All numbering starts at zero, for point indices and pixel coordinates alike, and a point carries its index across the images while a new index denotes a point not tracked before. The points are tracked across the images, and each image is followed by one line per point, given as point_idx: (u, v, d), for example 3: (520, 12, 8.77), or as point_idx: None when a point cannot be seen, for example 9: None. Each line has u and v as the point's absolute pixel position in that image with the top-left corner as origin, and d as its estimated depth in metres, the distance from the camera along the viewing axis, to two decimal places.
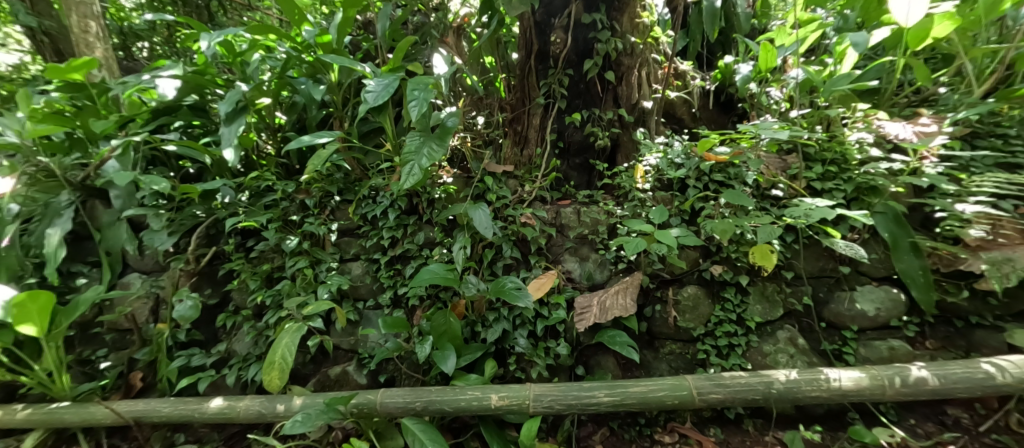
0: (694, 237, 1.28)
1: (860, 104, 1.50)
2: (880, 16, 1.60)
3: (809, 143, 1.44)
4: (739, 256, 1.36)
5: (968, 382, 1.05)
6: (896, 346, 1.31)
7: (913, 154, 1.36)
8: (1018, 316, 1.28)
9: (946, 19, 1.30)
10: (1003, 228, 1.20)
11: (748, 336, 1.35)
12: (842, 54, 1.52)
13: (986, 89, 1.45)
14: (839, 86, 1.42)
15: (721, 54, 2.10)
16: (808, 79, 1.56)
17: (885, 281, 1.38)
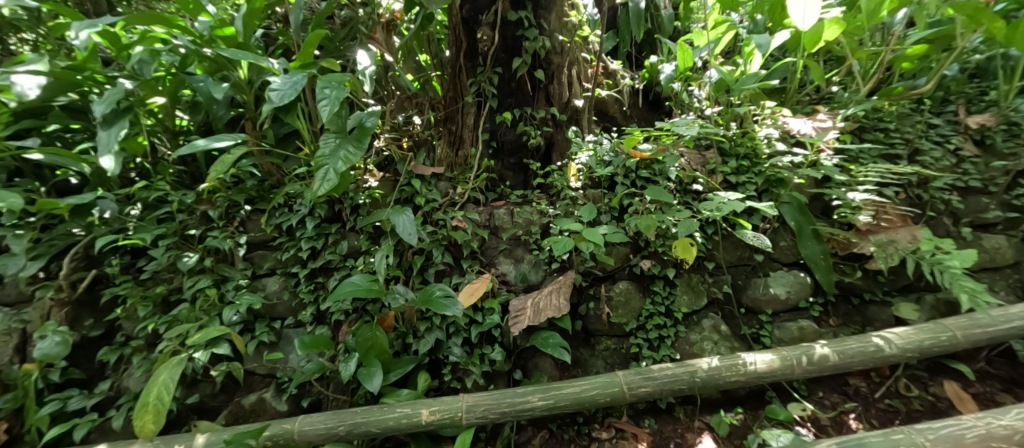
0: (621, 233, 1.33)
1: (768, 102, 1.60)
2: (782, 21, 1.67)
3: (723, 139, 1.52)
4: (665, 249, 1.40)
5: (862, 355, 1.17)
6: (804, 326, 1.42)
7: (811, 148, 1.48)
8: (902, 290, 1.44)
9: (833, 24, 1.42)
10: (886, 214, 1.37)
11: (676, 326, 1.40)
12: (751, 55, 1.63)
13: (869, 88, 1.62)
14: (746, 85, 1.53)
15: (649, 55, 2.16)
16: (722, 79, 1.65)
17: (794, 266, 1.49)
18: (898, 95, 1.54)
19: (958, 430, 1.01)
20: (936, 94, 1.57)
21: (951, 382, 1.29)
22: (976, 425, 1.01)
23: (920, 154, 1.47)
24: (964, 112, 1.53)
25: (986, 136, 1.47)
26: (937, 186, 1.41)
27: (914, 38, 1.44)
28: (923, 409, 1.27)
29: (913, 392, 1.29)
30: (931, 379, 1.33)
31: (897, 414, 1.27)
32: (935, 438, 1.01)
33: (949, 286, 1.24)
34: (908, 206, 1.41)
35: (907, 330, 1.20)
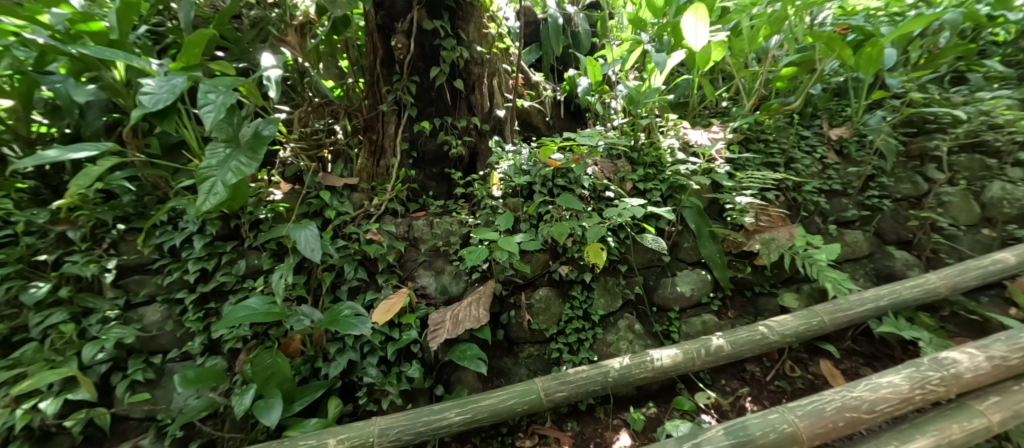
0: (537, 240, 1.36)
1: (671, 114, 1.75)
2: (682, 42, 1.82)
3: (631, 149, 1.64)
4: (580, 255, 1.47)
5: (750, 343, 1.31)
6: (707, 320, 1.55)
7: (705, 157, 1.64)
8: (785, 282, 1.63)
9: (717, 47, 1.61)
10: (767, 213, 1.56)
11: (594, 329, 1.47)
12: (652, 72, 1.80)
13: (753, 104, 1.79)
14: (648, 99, 1.65)
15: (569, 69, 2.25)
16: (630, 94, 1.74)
17: (697, 265, 1.62)
18: (772, 111, 1.74)
19: (820, 404, 1.16)
20: (805, 110, 1.80)
21: (826, 361, 1.50)
22: (833, 398, 1.16)
23: (794, 162, 1.68)
24: (828, 126, 1.76)
25: (844, 146, 1.70)
26: (808, 189, 1.61)
27: (785, 61, 1.65)
28: (804, 387, 1.46)
29: (797, 373, 1.48)
30: (811, 358, 1.54)
31: (784, 394, 1.45)
32: (802, 414, 1.15)
33: (818, 277, 1.47)
34: (785, 207, 1.61)
35: (785, 317, 1.37)
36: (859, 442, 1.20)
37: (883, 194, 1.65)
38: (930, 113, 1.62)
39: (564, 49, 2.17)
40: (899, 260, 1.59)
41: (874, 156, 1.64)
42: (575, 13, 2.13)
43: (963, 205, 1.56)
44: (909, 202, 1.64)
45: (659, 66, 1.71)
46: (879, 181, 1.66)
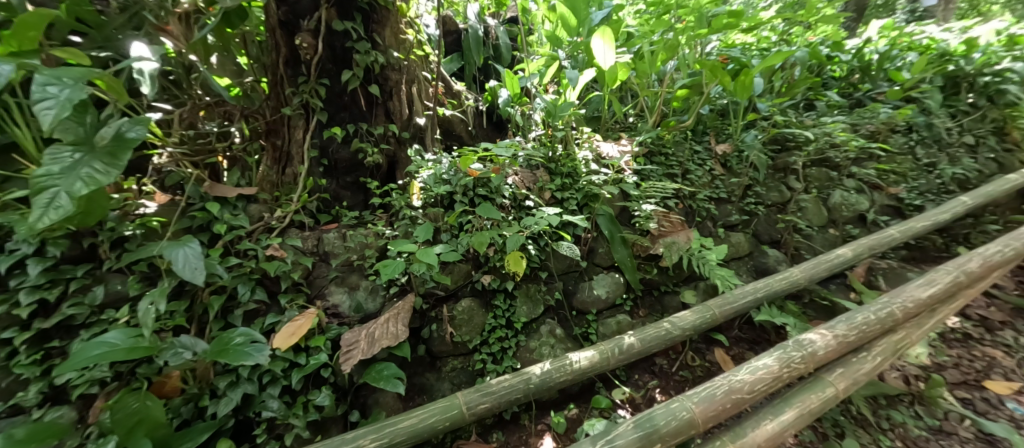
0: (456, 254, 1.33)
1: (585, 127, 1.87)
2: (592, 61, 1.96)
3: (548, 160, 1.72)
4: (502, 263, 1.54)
5: (657, 339, 1.42)
6: (620, 320, 1.68)
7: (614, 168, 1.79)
8: (686, 280, 1.80)
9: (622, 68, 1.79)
10: (669, 219, 1.72)
11: (517, 336, 1.55)
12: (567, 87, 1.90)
13: (655, 120, 1.96)
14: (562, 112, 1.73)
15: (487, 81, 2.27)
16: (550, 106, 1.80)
17: (612, 268, 1.75)
18: (671, 128, 1.94)
19: (713, 390, 1.31)
20: (697, 127, 2.01)
21: (719, 350, 1.71)
22: (723, 384, 1.32)
23: (689, 173, 1.87)
24: (715, 142, 1.99)
25: (727, 160, 1.93)
26: (701, 197, 1.81)
27: (678, 83, 1.86)
28: (702, 374, 1.66)
29: (696, 362, 1.68)
30: (707, 347, 1.73)
31: (686, 382, 1.63)
32: (698, 400, 1.28)
33: (709, 275, 1.67)
34: (683, 214, 1.80)
35: (685, 313, 1.51)
36: (744, 419, 1.37)
37: (758, 201, 1.90)
38: (789, 133, 1.93)
39: (485, 60, 2.20)
40: (771, 257, 1.84)
41: (749, 169, 1.89)
42: (494, 26, 2.16)
43: (815, 209, 1.87)
44: (777, 207, 1.91)
45: (572, 82, 1.84)
46: (754, 190, 1.90)
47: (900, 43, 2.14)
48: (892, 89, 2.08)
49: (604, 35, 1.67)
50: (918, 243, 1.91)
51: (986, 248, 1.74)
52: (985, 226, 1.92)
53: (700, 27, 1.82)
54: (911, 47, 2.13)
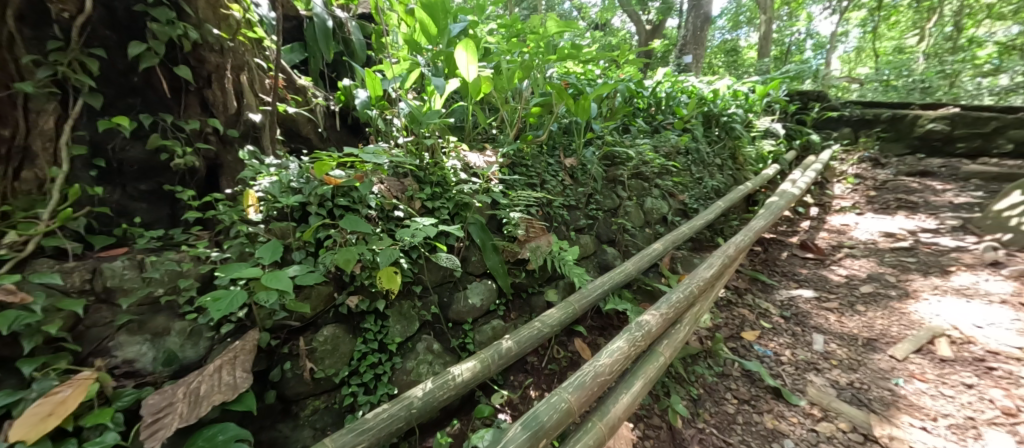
0: (315, 274, 1.31)
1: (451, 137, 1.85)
2: (455, 71, 1.99)
3: (417, 168, 1.67)
4: (372, 281, 1.46)
5: (531, 339, 1.50)
6: (495, 325, 1.71)
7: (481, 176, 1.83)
8: (550, 280, 1.95)
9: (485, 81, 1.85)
10: (533, 226, 1.84)
11: (392, 359, 1.46)
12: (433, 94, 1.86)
13: (514, 134, 2.11)
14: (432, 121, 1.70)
15: (340, 77, 2.11)
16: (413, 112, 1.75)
17: (485, 275, 1.78)
18: (529, 141, 2.12)
19: (582, 378, 1.44)
20: (549, 142, 2.23)
21: (579, 339, 1.91)
22: (590, 370, 1.46)
23: (546, 183, 2.06)
24: (563, 156, 2.25)
25: (574, 172, 2.21)
26: (556, 205, 2.02)
27: (534, 101, 2.07)
28: (567, 365, 1.83)
29: (561, 354, 1.85)
30: (569, 339, 1.92)
31: (555, 374, 1.78)
32: (573, 390, 1.40)
33: (567, 273, 1.85)
34: (544, 220, 1.96)
35: (551, 311, 1.63)
36: (605, 397, 1.55)
37: (598, 207, 2.21)
38: (619, 151, 2.36)
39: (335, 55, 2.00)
40: (610, 254, 2.16)
41: (591, 180, 2.21)
42: (346, 19, 1.97)
43: (636, 213, 2.29)
44: (611, 212, 2.26)
45: (438, 89, 1.82)
46: (594, 197, 2.22)
47: (673, 86, 2.95)
48: (675, 120, 2.81)
49: (467, 47, 1.70)
50: (697, 236, 2.57)
51: (737, 237, 2.38)
52: (731, 222, 2.72)
53: (548, 53, 2.05)
54: (682, 91, 2.97)
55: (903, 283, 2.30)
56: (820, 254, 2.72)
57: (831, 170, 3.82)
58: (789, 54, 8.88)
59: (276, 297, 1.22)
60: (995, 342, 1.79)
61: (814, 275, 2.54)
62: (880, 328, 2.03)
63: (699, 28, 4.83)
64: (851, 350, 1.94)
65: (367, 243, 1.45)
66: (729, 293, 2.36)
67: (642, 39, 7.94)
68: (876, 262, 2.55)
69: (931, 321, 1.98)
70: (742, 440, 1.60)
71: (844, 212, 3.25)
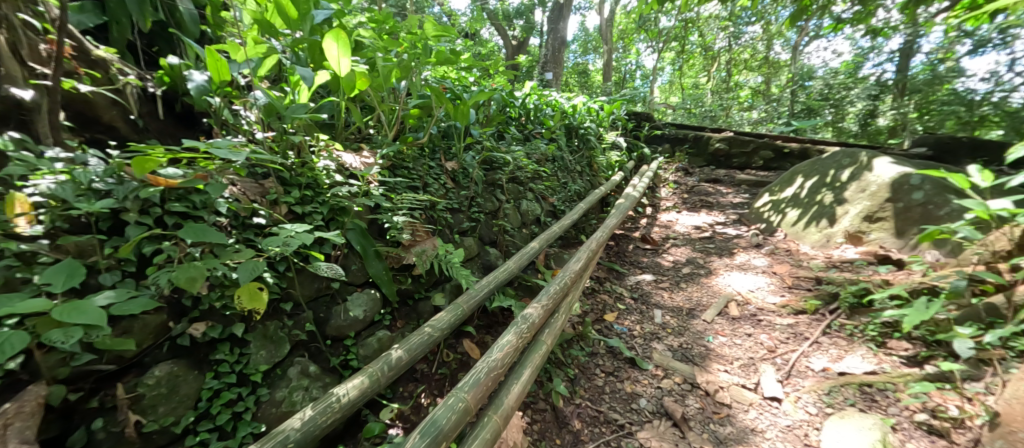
0: (142, 300, 1.02)
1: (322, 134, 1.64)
2: (323, 62, 1.79)
3: (281, 168, 1.45)
4: (226, 303, 1.20)
5: (422, 345, 1.37)
6: (381, 336, 1.54)
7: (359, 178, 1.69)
8: (435, 285, 1.85)
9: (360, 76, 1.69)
10: (416, 230, 1.78)
11: (256, 391, 1.22)
12: (298, 85, 1.63)
13: (393, 134, 1.99)
14: (298, 115, 1.49)
15: (166, 53, 1.71)
16: (270, 104, 1.49)
17: (367, 284, 1.62)
18: (409, 143, 2.02)
19: (477, 375, 1.34)
20: (429, 145, 2.19)
21: (466, 340, 1.87)
22: (484, 366, 1.38)
23: (428, 186, 1.99)
24: (444, 160, 2.23)
25: (456, 175, 2.22)
26: (440, 208, 1.95)
27: (412, 102, 1.97)
28: (458, 366, 1.79)
29: (450, 357, 1.80)
30: (457, 341, 1.85)
31: (446, 378, 1.72)
32: (469, 389, 1.30)
33: (454, 275, 1.73)
34: (428, 224, 1.88)
35: (441, 313, 1.51)
36: (496, 392, 1.46)
37: (479, 209, 2.25)
38: (496, 157, 2.48)
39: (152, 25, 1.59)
40: (492, 254, 2.20)
41: (472, 184, 2.24)
42: None
43: (513, 214, 2.42)
44: (491, 214, 2.32)
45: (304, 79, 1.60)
46: (476, 200, 2.25)
47: (537, 98, 3.28)
48: (543, 130, 3.17)
49: (340, 38, 1.51)
50: (566, 237, 2.87)
51: (598, 234, 2.68)
52: (590, 220, 3.13)
53: (425, 55, 1.94)
54: (545, 103, 3.33)
55: (708, 264, 2.90)
56: (655, 245, 3.29)
57: (660, 178, 4.68)
58: (623, 80, 10.76)
59: (80, 334, 0.90)
60: (764, 298, 2.35)
61: (652, 262, 3.04)
62: (697, 298, 2.50)
63: (557, 49, 5.75)
64: (680, 319, 2.32)
65: (220, 260, 1.16)
66: (592, 281, 2.61)
67: (508, 51, 8.64)
68: (689, 248, 3.20)
69: (729, 289, 2.53)
70: (610, 407, 1.71)
71: (668, 211, 4.01)
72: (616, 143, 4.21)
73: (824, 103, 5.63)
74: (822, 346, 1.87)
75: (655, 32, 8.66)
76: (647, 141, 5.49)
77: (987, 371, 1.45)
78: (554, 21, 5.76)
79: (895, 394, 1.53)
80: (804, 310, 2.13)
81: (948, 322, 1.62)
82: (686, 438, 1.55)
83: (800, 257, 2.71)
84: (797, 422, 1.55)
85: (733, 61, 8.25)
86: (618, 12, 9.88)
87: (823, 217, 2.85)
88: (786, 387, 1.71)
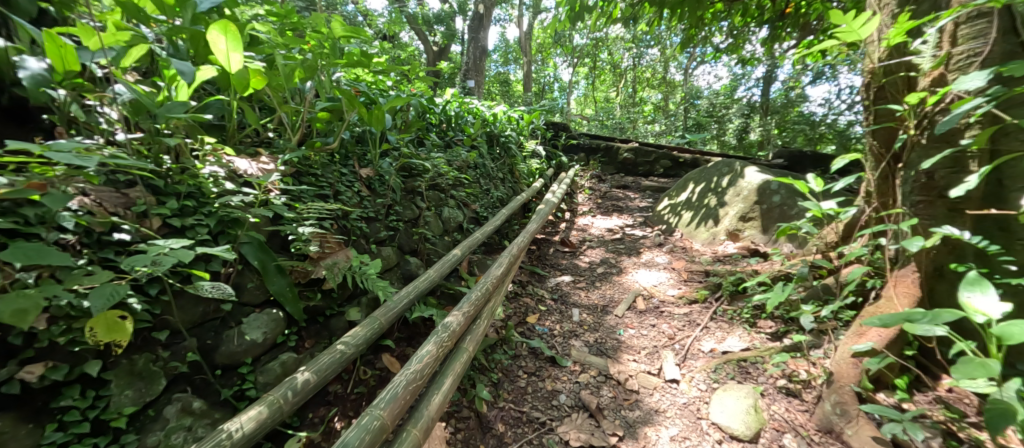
0: None
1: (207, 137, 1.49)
2: (209, 56, 1.58)
3: (151, 175, 1.28)
4: (73, 338, 1.02)
5: (333, 364, 1.28)
6: (285, 360, 1.42)
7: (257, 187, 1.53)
8: (349, 299, 1.72)
9: (254, 74, 1.55)
10: (327, 241, 1.62)
11: (120, 439, 1.06)
12: (174, 79, 1.38)
13: (297, 139, 1.89)
14: (173, 114, 1.28)
15: None
16: (138, 100, 1.30)
17: (266, 304, 1.47)
18: (317, 148, 1.93)
19: (394, 389, 1.27)
20: (341, 151, 2.13)
21: (387, 355, 1.71)
22: (401, 379, 1.31)
23: (340, 194, 1.91)
24: (358, 166, 2.17)
25: (371, 183, 2.16)
26: (354, 217, 1.88)
27: (319, 105, 1.87)
28: None
29: None
30: (376, 356, 1.70)
31: None
32: (385, 405, 1.23)
33: (371, 288, 1.65)
34: (339, 234, 1.77)
35: (354, 329, 1.43)
36: (417, 405, 1.41)
37: (398, 218, 2.21)
38: (414, 163, 2.46)
39: None
40: (413, 263, 2.16)
41: (389, 191, 2.20)
42: None
43: (435, 222, 2.43)
44: (411, 222, 2.29)
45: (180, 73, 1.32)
46: (395, 208, 2.21)
47: (457, 105, 3.32)
48: (464, 137, 3.23)
49: (228, 31, 1.36)
50: (489, 242, 2.94)
51: (519, 239, 2.75)
52: (512, 226, 3.25)
53: (334, 57, 1.85)
54: (466, 111, 3.38)
55: (619, 263, 3.16)
56: (573, 247, 3.51)
57: (577, 184, 4.99)
58: (543, 90, 11.25)
59: None
60: (665, 291, 2.64)
61: (570, 264, 3.23)
62: (610, 295, 2.72)
63: (478, 57, 5.86)
64: (595, 315, 2.50)
65: (63, 285, 0.99)
66: (514, 286, 2.70)
67: (430, 57, 8.63)
68: (603, 250, 3.46)
69: (637, 284, 2.80)
70: (532, 406, 1.79)
71: (585, 215, 4.29)
72: (537, 152, 4.43)
73: (710, 120, 6.46)
74: (710, 330, 2.16)
75: (570, 47, 9.21)
76: (565, 149, 5.83)
77: (824, 339, 1.79)
78: (475, 29, 5.86)
79: (763, 365, 1.81)
80: (696, 299, 2.44)
81: (798, 302, 1.97)
82: (600, 425, 1.68)
83: (693, 253, 3.08)
84: (692, 398, 1.77)
85: (637, 78, 9.11)
86: (536, 26, 10.35)
87: (709, 218, 3.27)
88: (682, 369, 1.94)
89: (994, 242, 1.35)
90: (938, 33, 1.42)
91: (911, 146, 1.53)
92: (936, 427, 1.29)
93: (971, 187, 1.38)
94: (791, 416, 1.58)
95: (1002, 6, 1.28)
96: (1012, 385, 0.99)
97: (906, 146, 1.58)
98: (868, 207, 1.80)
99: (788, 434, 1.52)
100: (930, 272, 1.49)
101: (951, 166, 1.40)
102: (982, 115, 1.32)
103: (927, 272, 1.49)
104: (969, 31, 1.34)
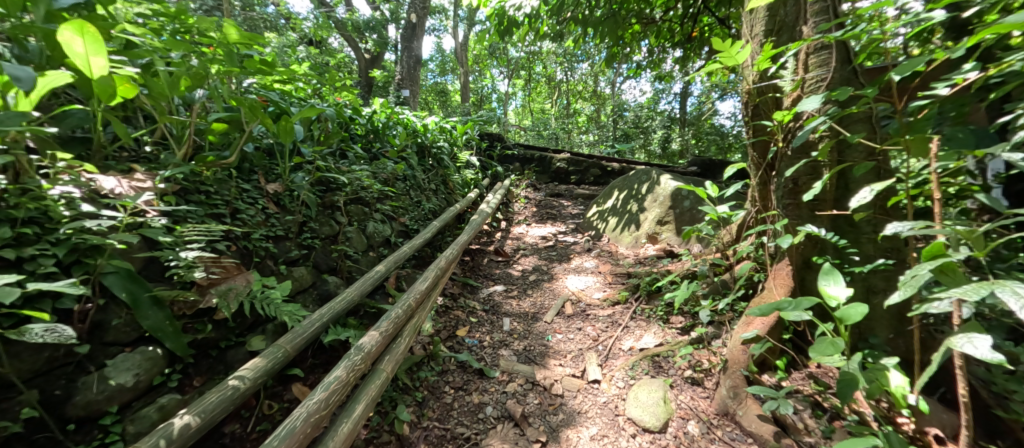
0: None
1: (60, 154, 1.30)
2: (67, 60, 1.38)
3: None
4: None
5: (221, 404, 1.17)
6: (164, 403, 1.26)
7: (126, 209, 1.36)
8: (249, 328, 1.59)
9: (122, 81, 1.39)
10: (218, 266, 1.49)
11: None
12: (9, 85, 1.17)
13: (185, 153, 1.72)
14: (7, 127, 1.07)
15: None
16: None
17: (140, 342, 1.31)
18: (209, 163, 1.76)
19: (291, 424, 1.18)
20: (242, 165, 1.97)
21: (297, 384, 1.60)
22: (301, 411, 1.22)
23: (239, 213, 1.76)
24: (264, 181, 2.01)
25: (280, 199, 2.01)
26: (257, 236, 1.74)
27: (213, 116, 1.72)
28: None
29: None
30: (285, 388, 1.59)
31: None
32: (280, 441, 1.13)
33: (276, 314, 1.54)
34: (236, 257, 1.64)
35: (252, 361, 1.31)
36: (322, 437, 1.32)
37: (313, 235, 2.08)
38: (330, 177, 2.34)
39: None
40: (331, 283, 2.04)
41: (302, 207, 2.07)
42: None
43: (357, 237, 2.32)
44: (329, 239, 2.17)
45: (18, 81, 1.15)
46: (309, 225, 2.08)
47: (391, 117, 3.24)
48: (391, 148, 3.11)
49: (85, 32, 1.20)
50: (419, 254, 2.87)
51: (450, 250, 2.71)
52: (445, 237, 3.19)
53: (233, 64, 1.69)
54: (398, 121, 3.30)
55: (551, 270, 3.24)
56: (507, 256, 3.54)
57: (513, 194, 5.07)
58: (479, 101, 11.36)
59: None
60: (591, 294, 2.75)
61: (504, 273, 3.25)
62: (541, 302, 2.77)
63: (412, 67, 5.77)
64: (525, 323, 2.53)
65: None
66: (445, 299, 2.66)
67: (361, 65, 8.32)
68: (536, 257, 3.53)
69: (568, 289, 2.90)
70: (457, 422, 1.77)
71: (519, 224, 4.35)
72: (471, 162, 4.45)
73: (637, 131, 6.93)
74: (630, 329, 2.28)
75: (504, 60, 9.41)
76: (501, 160, 5.94)
77: (722, 330, 1.98)
78: (408, 39, 5.78)
79: (672, 359, 1.96)
80: (619, 300, 2.57)
81: (702, 297, 2.17)
82: (525, 433, 1.70)
83: (618, 256, 3.24)
84: (611, 396, 1.85)
85: (569, 91, 9.55)
86: (470, 39, 10.44)
87: (632, 223, 3.48)
88: (604, 369, 2.03)
89: (844, 237, 1.59)
90: (795, 61, 1.67)
91: (781, 157, 1.78)
92: (806, 400, 1.50)
93: (824, 192, 1.62)
94: (695, 403, 1.72)
95: (838, 41, 1.53)
96: (855, 358, 1.17)
97: (777, 156, 1.84)
98: (753, 209, 2.05)
99: (693, 420, 1.65)
100: (800, 265, 1.72)
101: (810, 174, 1.66)
102: (828, 130, 1.57)
103: (798, 264, 1.73)
104: (817, 60, 1.60)
